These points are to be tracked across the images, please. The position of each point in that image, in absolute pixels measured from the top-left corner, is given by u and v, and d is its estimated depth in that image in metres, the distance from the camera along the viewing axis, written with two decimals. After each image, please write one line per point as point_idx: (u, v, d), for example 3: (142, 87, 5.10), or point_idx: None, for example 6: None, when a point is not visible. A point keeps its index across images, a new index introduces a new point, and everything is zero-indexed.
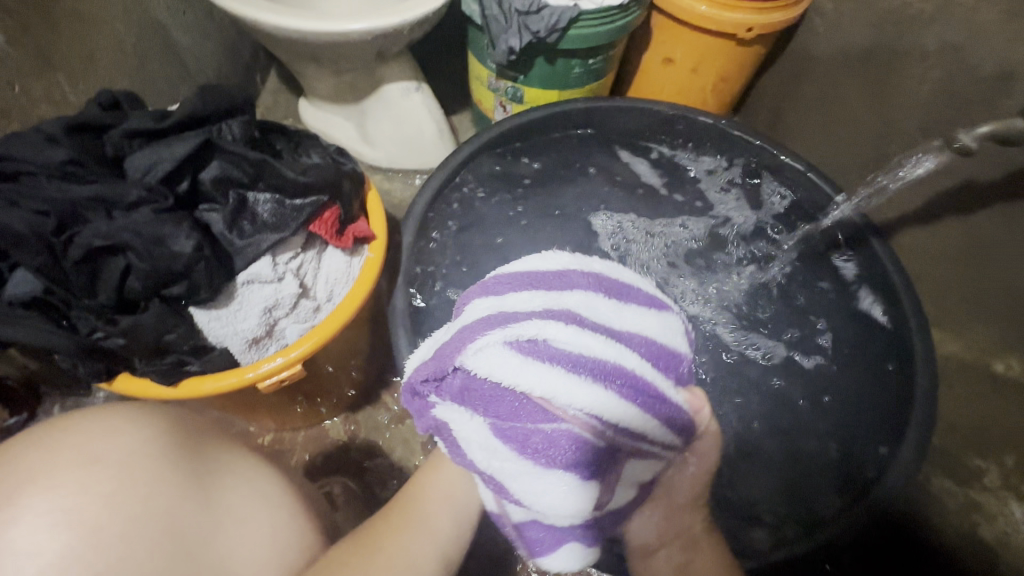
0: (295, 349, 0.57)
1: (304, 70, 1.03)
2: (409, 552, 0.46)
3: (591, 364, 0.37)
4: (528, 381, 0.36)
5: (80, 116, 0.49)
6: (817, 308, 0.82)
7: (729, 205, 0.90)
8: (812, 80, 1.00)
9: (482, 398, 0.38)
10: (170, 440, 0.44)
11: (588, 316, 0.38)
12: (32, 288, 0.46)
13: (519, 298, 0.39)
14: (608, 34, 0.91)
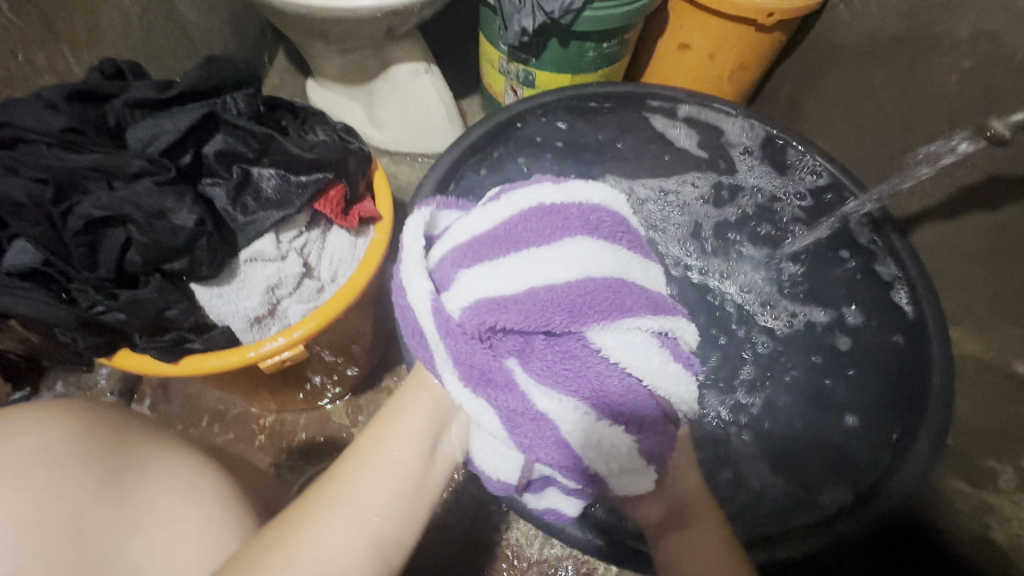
0: (297, 329, 0.56)
1: (313, 49, 1.01)
2: (362, 502, 0.37)
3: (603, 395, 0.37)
4: (647, 363, 0.37)
5: (81, 84, 0.48)
6: (832, 302, 0.80)
7: (755, 170, 0.86)
8: (835, 69, 0.97)
9: (593, 371, 0.36)
10: (83, 433, 0.43)
11: (623, 356, 0.37)
12: (32, 260, 0.45)
13: (633, 264, 0.39)
14: (625, 17, 0.89)
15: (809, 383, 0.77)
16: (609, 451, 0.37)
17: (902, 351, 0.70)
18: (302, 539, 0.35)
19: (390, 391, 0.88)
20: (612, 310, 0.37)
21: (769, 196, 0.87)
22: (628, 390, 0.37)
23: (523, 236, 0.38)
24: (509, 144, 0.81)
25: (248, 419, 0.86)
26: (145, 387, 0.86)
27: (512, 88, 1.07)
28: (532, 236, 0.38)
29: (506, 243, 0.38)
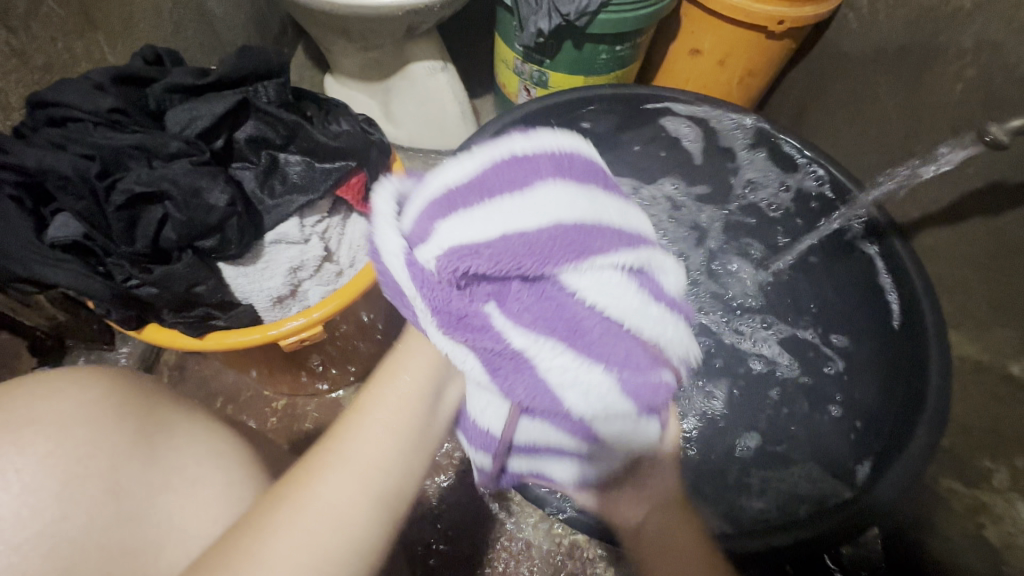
0: (317, 310, 0.59)
1: (333, 45, 1.04)
2: (365, 457, 0.36)
3: (592, 342, 0.34)
4: (630, 306, 0.34)
5: (125, 70, 0.51)
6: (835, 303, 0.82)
7: (756, 165, 0.89)
8: (843, 76, 0.99)
9: (580, 322, 0.33)
10: (122, 398, 0.43)
11: (615, 298, 0.33)
12: (73, 233, 0.47)
13: (612, 206, 0.35)
14: (637, 21, 0.91)
15: (819, 394, 0.81)
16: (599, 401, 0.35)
17: (900, 352, 0.72)
18: (306, 501, 0.34)
19: None
20: (583, 251, 0.33)
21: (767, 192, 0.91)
22: (605, 337, 0.34)
23: (510, 171, 0.33)
24: None
25: (262, 401, 0.88)
26: (162, 366, 0.89)
27: (525, 88, 1.10)
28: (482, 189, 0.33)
29: (461, 195, 0.34)
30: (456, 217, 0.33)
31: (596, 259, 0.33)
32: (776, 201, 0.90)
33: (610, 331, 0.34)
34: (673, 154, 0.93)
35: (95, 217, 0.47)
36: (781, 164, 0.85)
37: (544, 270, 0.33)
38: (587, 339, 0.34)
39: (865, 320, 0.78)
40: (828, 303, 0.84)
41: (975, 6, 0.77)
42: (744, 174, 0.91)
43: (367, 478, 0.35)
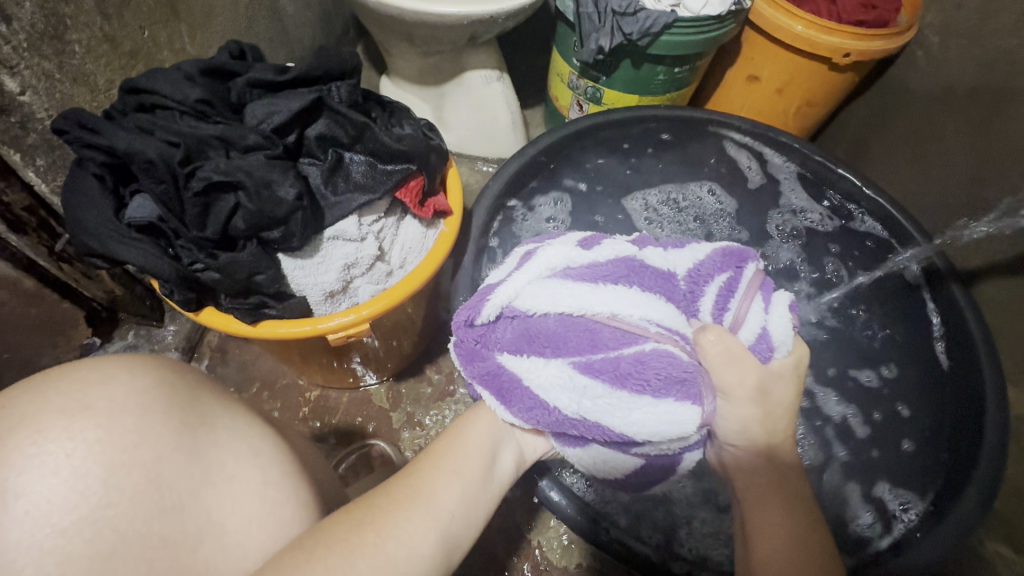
0: (365, 308, 0.60)
1: (393, 48, 1.07)
2: (435, 502, 0.42)
3: (608, 403, 0.45)
4: (636, 380, 0.44)
5: (212, 63, 0.53)
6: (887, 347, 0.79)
7: (801, 197, 0.87)
8: (906, 114, 0.96)
9: (596, 393, 0.45)
10: (167, 390, 0.43)
11: (623, 378, 0.44)
12: (150, 214, 0.50)
13: (602, 296, 0.46)
14: (699, 44, 0.91)
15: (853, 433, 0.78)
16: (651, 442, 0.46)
17: (951, 404, 0.69)
18: (387, 534, 0.38)
19: (429, 381, 0.91)
20: (591, 347, 0.45)
21: (814, 227, 0.87)
22: (636, 377, 0.44)
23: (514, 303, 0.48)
24: (573, 155, 0.84)
25: (294, 390, 0.90)
26: (204, 348, 0.92)
27: (577, 103, 1.10)
28: (520, 324, 0.48)
29: (509, 327, 0.48)
30: (492, 341, 0.50)
31: (596, 350, 0.45)
32: (824, 241, 0.87)
33: (628, 398, 0.44)
34: (724, 178, 0.91)
35: (167, 201, 0.49)
36: (833, 202, 0.83)
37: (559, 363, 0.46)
38: (608, 407, 0.45)
39: (912, 366, 0.75)
40: (877, 341, 0.80)
41: None
42: (790, 202, 0.88)
43: (437, 518, 0.41)
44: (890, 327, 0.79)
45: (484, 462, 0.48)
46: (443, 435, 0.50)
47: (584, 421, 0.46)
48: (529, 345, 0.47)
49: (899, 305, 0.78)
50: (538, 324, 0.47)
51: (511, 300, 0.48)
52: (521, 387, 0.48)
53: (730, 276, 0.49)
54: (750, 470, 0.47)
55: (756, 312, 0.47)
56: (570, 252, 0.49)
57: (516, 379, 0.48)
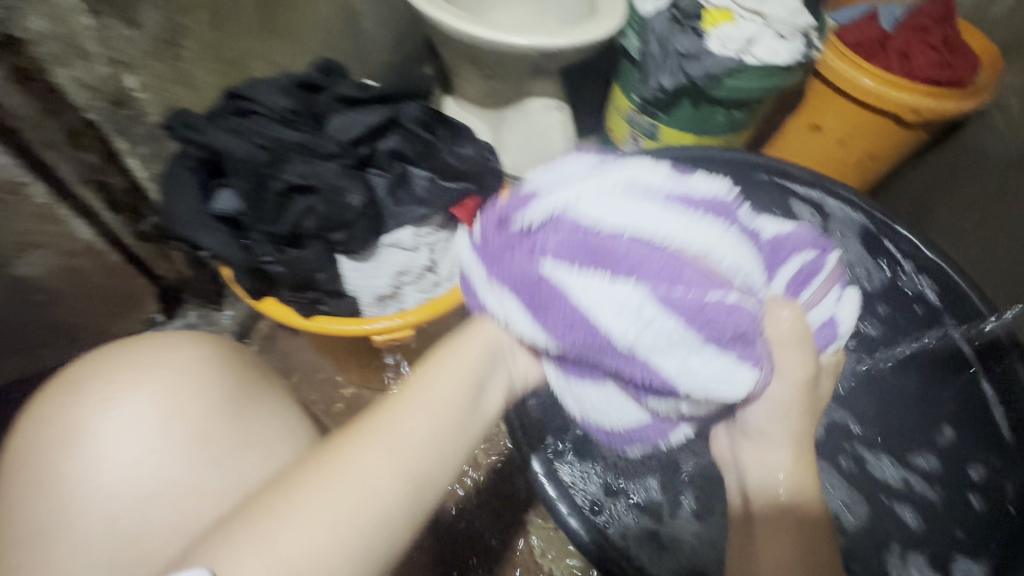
0: (411, 314, 0.62)
1: (461, 71, 1.12)
2: (413, 435, 0.38)
3: (670, 339, 0.40)
4: (705, 325, 0.39)
5: (305, 78, 0.59)
6: (941, 412, 0.70)
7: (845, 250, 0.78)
8: (979, 173, 0.96)
9: (662, 326, 0.39)
10: (224, 361, 0.47)
11: (692, 317, 0.39)
12: (232, 207, 0.54)
13: (693, 227, 0.40)
14: (763, 88, 0.91)
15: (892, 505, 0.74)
16: (689, 395, 0.42)
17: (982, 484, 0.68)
18: (343, 467, 0.35)
19: None
20: (670, 278, 0.39)
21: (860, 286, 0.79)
22: (712, 322, 0.39)
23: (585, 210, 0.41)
24: None
25: (332, 385, 0.94)
26: (255, 334, 0.97)
27: (633, 137, 1.12)
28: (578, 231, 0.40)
29: (570, 233, 0.40)
30: (544, 244, 0.41)
31: (677, 281, 0.39)
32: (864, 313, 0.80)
33: (689, 337, 0.40)
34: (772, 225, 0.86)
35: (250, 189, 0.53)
36: (873, 249, 0.75)
37: (625, 287, 0.39)
38: (665, 347, 0.40)
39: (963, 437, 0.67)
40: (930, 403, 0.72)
41: None
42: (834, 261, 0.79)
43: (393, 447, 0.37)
44: (940, 403, 0.71)
45: (470, 387, 0.44)
46: (419, 362, 0.45)
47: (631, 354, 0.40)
48: (587, 252, 0.40)
49: (948, 376, 0.69)
50: (610, 238, 0.40)
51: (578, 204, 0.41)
52: (559, 303, 0.41)
53: (815, 257, 0.46)
54: (771, 520, 0.43)
55: (829, 301, 0.46)
56: (653, 166, 0.43)
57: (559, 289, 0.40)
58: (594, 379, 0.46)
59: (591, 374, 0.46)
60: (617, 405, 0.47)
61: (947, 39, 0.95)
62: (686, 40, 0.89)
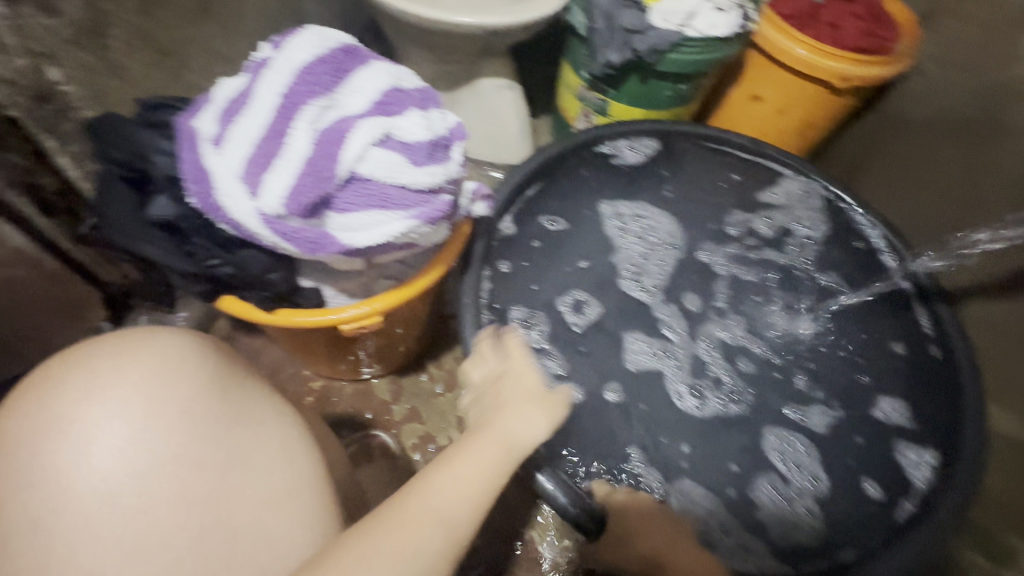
0: (378, 301, 0.62)
1: (408, 53, 1.09)
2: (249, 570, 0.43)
3: (394, 239, 0.53)
4: (399, 226, 0.53)
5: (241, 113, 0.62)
6: (795, 349, 0.82)
7: (806, 221, 0.89)
8: (900, 141, 1.03)
9: (391, 222, 0.52)
10: (210, 389, 0.50)
11: (398, 210, 0.52)
12: (167, 213, 0.53)
13: (401, 126, 0.52)
14: (707, 62, 0.94)
15: (858, 438, 0.76)
16: (399, 251, 0.58)
17: (966, 402, 0.73)
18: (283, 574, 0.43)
19: (430, 376, 0.95)
20: (386, 199, 0.52)
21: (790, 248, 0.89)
22: (412, 201, 0.53)
23: (324, 133, 0.50)
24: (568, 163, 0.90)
25: (301, 380, 0.93)
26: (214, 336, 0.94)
27: (585, 114, 1.13)
28: (340, 138, 0.50)
29: (345, 185, 0.51)
30: (297, 163, 0.48)
31: (398, 198, 0.52)
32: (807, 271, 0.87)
33: (407, 220, 0.53)
34: (740, 204, 0.91)
35: (192, 208, 0.53)
36: (834, 235, 0.88)
37: (373, 200, 0.51)
38: (390, 240, 0.54)
39: (857, 339, 0.82)
40: (827, 338, 0.82)
41: None
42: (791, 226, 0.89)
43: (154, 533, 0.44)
44: (817, 342, 0.82)
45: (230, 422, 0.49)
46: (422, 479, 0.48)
47: (345, 248, 0.52)
48: (252, 150, 0.49)
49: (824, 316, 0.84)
50: (351, 166, 0.50)
51: (282, 101, 0.50)
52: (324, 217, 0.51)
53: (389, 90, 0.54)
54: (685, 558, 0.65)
55: (408, 116, 0.52)
56: (416, 120, 0.52)
57: (324, 216, 0.51)
58: (351, 256, 0.55)
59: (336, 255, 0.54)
60: (355, 263, 0.58)
61: (872, 9, 1.01)
62: (632, 16, 0.90)
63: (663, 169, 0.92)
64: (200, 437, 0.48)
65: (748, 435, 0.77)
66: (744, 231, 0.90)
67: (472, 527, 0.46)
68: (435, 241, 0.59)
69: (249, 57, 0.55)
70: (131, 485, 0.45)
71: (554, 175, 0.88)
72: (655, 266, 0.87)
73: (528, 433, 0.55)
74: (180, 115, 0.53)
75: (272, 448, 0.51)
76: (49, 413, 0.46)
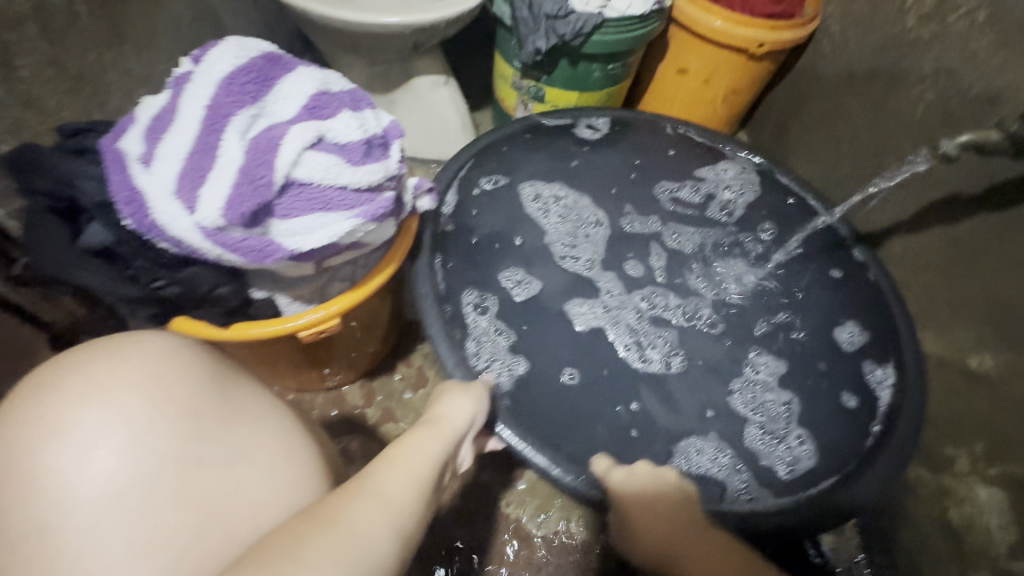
0: (334, 304, 0.63)
1: (339, 59, 1.08)
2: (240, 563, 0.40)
3: (339, 240, 0.54)
4: (342, 227, 0.53)
5: None
6: (753, 295, 0.88)
7: (731, 180, 0.97)
8: (818, 98, 1.10)
9: (334, 223, 0.53)
10: (202, 385, 0.48)
11: (339, 211, 0.53)
12: (103, 240, 0.52)
13: (334, 129, 0.53)
14: (631, 41, 0.98)
15: (809, 375, 0.81)
16: (347, 250, 0.59)
17: (897, 322, 0.80)
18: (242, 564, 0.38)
19: (400, 376, 0.96)
20: (327, 202, 0.52)
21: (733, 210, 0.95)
22: (353, 201, 0.54)
23: (257, 142, 0.50)
24: (509, 154, 0.93)
25: None
26: None
27: (522, 102, 1.15)
28: (272, 145, 0.50)
29: (283, 192, 0.52)
30: (231, 172, 0.49)
31: (338, 200, 0.53)
32: (746, 226, 0.93)
33: (349, 220, 0.53)
34: (679, 169, 0.97)
35: (128, 232, 0.52)
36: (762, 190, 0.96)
37: (313, 204, 0.52)
38: (336, 242, 0.54)
39: (804, 284, 0.88)
40: (771, 288, 0.88)
41: (933, 35, 0.86)
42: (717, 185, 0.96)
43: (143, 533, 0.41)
44: (769, 291, 0.88)
45: (224, 417, 0.47)
46: (370, 470, 0.49)
47: (292, 254, 0.53)
48: (183, 165, 0.49)
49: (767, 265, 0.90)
50: (287, 172, 0.50)
51: (209, 113, 0.50)
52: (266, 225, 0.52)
53: (318, 93, 0.55)
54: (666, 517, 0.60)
55: (340, 119, 0.53)
56: (349, 120, 0.53)
57: (266, 224, 0.52)
58: (300, 260, 0.56)
59: (284, 261, 0.55)
60: (306, 267, 0.59)
61: None
62: (553, 2, 0.93)
63: (600, 149, 0.97)
64: (203, 436, 0.45)
65: (705, 383, 0.81)
66: (676, 193, 0.96)
67: (422, 494, 0.49)
68: (383, 238, 0.60)
69: (171, 74, 0.55)
70: (134, 484, 0.42)
71: (498, 166, 0.92)
72: (586, 240, 0.91)
73: (460, 414, 0.61)
74: (103, 138, 0.52)
75: (278, 449, 0.49)
76: (43, 420, 0.43)
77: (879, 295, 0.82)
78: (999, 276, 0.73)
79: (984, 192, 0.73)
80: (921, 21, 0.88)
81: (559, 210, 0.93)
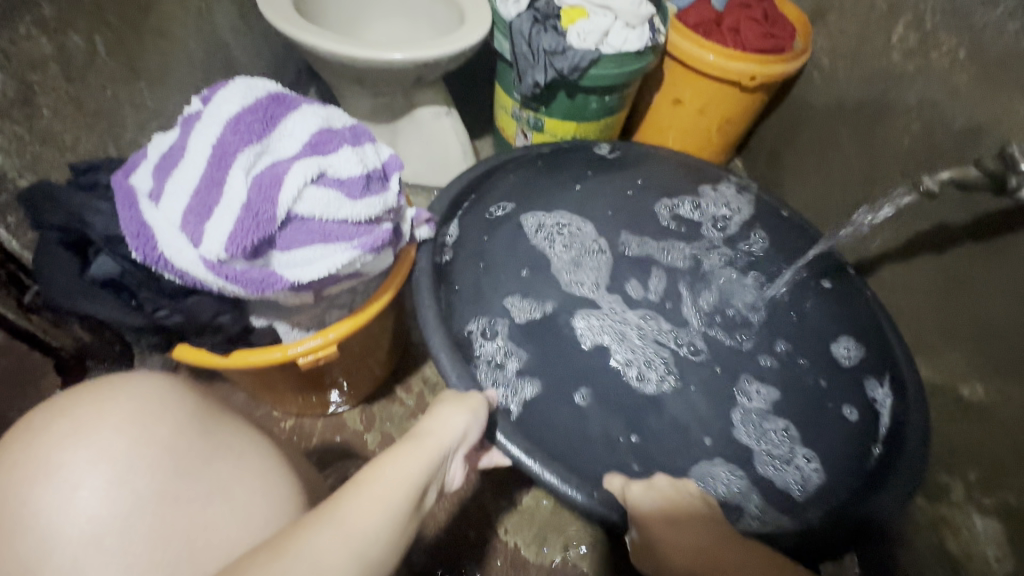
0: (333, 330, 0.64)
1: (344, 90, 1.12)
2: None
3: (338, 270, 0.56)
4: (341, 258, 0.55)
5: None
6: (748, 319, 0.89)
7: (725, 209, 0.99)
8: (810, 128, 1.13)
9: (333, 254, 0.55)
10: (183, 422, 0.49)
11: (339, 243, 0.55)
12: (110, 271, 0.55)
13: (335, 165, 0.55)
14: (626, 74, 1.01)
15: (806, 400, 0.81)
16: (347, 279, 0.61)
17: (890, 348, 0.81)
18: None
19: (399, 400, 0.97)
20: (326, 234, 0.54)
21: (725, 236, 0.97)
22: (351, 233, 0.56)
23: (261, 178, 0.53)
24: (507, 182, 0.96)
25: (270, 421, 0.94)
26: None
27: (522, 131, 1.19)
28: (276, 181, 0.53)
29: (285, 225, 0.54)
30: (235, 207, 0.51)
31: (337, 232, 0.55)
32: (739, 252, 0.95)
33: (348, 251, 0.55)
34: (673, 196, 0.99)
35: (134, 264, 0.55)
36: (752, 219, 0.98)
37: (313, 236, 0.54)
38: (336, 272, 0.56)
39: (800, 307, 0.88)
40: (767, 312, 0.89)
41: (917, 71, 0.89)
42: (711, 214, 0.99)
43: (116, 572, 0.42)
44: (765, 315, 0.89)
45: (204, 454, 0.48)
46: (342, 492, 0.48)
47: (293, 283, 0.55)
48: (191, 200, 0.52)
49: (761, 288, 0.91)
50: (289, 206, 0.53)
51: (217, 151, 0.53)
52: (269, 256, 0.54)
53: (321, 131, 0.57)
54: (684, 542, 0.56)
55: (341, 155, 0.56)
56: (349, 157, 0.56)
57: (268, 256, 0.54)
58: (301, 290, 0.57)
59: (285, 291, 0.57)
60: (307, 296, 0.61)
61: (766, 14, 1.12)
62: (550, 39, 0.97)
63: (597, 176, 0.99)
64: (181, 474, 0.46)
65: (699, 409, 0.81)
66: (672, 219, 0.98)
67: (393, 520, 0.47)
68: (382, 268, 0.62)
69: (182, 113, 0.58)
70: (113, 524, 0.43)
71: (495, 194, 0.94)
72: (587, 266, 0.92)
73: (452, 428, 0.60)
74: (116, 174, 0.55)
75: (257, 484, 0.49)
76: (31, 459, 0.44)
77: (871, 322, 0.84)
78: (987, 304, 0.74)
79: (970, 223, 0.75)
80: (906, 57, 0.91)
81: (562, 237, 0.94)
